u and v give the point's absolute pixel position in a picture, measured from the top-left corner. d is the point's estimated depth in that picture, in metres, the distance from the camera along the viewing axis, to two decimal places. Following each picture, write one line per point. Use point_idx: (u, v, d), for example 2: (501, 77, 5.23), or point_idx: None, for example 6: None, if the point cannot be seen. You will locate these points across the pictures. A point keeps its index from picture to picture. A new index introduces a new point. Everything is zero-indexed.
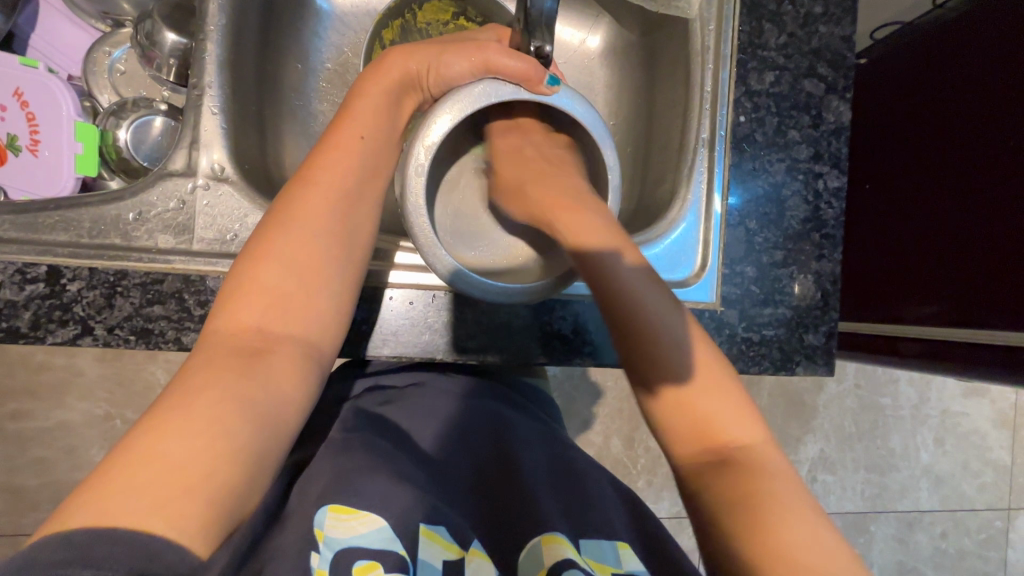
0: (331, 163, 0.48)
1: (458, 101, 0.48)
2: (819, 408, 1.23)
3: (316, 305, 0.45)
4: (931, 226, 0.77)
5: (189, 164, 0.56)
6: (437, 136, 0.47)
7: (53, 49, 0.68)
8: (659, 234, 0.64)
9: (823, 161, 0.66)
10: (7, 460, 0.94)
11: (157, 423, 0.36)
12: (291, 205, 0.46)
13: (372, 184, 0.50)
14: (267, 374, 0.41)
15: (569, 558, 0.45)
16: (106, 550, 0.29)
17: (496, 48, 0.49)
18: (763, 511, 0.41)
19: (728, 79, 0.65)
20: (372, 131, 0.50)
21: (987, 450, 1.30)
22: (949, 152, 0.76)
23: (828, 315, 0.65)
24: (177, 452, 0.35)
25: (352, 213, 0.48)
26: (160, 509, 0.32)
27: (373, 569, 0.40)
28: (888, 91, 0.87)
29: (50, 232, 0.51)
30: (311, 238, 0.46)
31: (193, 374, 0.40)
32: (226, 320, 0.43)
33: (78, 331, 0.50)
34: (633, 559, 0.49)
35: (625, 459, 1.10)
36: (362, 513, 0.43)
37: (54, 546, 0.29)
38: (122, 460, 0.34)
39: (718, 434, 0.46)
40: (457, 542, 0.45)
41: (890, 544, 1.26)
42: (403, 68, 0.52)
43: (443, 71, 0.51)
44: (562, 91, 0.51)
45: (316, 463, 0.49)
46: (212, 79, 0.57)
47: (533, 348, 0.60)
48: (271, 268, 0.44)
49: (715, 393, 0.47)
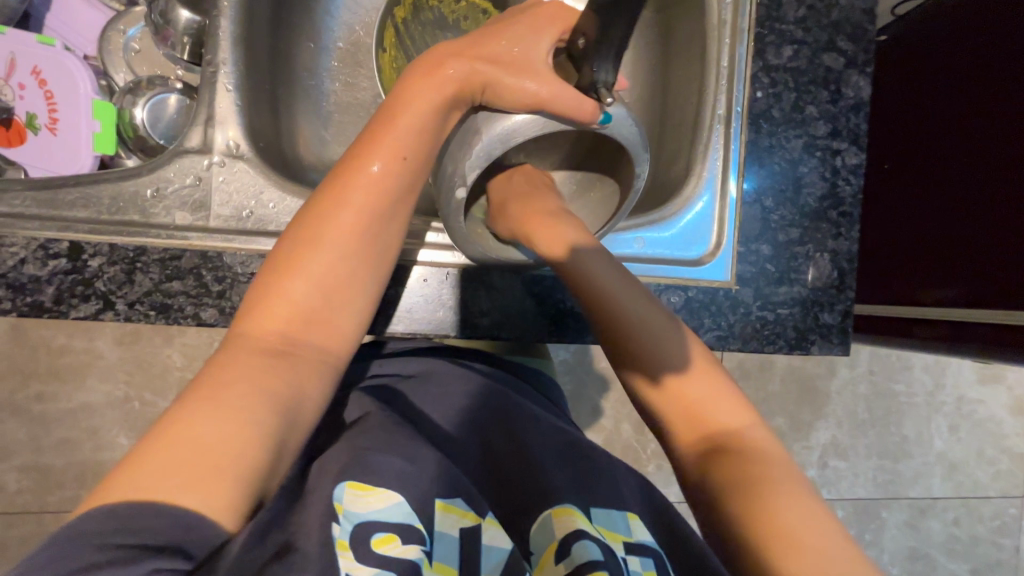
0: (361, 174, 0.45)
1: (508, 137, 0.49)
2: (831, 394, 1.22)
3: (341, 315, 0.44)
4: (950, 211, 0.75)
5: (205, 141, 0.56)
6: (478, 168, 0.49)
7: (68, 30, 0.69)
8: (675, 211, 0.64)
9: (841, 137, 0.65)
10: (31, 441, 0.96)
11: (184, 411, 0.37)
12: (320, 213, 0.44)
13: (408, 201, 0.47)
14: (289, 377, 0.40)
15: (579, 529, 0.45)
16: (149, 522, 0.32)
17: (562, 90, 0.46)
18: (762, 491, 0.42)
19: (745, 54, 0.64)
20: (416, 146, 0.47)
21: (1002, 438, 1.29)
22: (971, 144, 0.74)
23: (844, 294, 0.64)
24: (207, 436, 0.35)
25: (384, 230, 0.46)
26: (194, 485, 0.34)
27: (391, 541, 0.40)
28: (912, 62, 0.84)
29: (71, 209, 0.52)
30: (341, 242, 0.44)
31: (218, 371, 0.39)
32: (253, 321, 0.42)
33: (100, 306, 0.50)
34: (644, 530, 0.49)
35: (635, 444, 1.10)
36: (380, 488, 0.42)
37: (102, 517, 0.32)
38: (152, 443, 0.35)
39: (708, 418, 0.47)
40: (473, 511, 0.45)
41: (902, 531, 1.25)
42: (460, 81, 0.47)
43: (500, 92, 0.47)
44: (615, 125, 0.49)
45: (337, 440, 0.47)
46: (226, 56, 0.57)
47: (547, 325, 0.60)
48: (297, 270, 0.43)
49: (703, 384, 0.49)
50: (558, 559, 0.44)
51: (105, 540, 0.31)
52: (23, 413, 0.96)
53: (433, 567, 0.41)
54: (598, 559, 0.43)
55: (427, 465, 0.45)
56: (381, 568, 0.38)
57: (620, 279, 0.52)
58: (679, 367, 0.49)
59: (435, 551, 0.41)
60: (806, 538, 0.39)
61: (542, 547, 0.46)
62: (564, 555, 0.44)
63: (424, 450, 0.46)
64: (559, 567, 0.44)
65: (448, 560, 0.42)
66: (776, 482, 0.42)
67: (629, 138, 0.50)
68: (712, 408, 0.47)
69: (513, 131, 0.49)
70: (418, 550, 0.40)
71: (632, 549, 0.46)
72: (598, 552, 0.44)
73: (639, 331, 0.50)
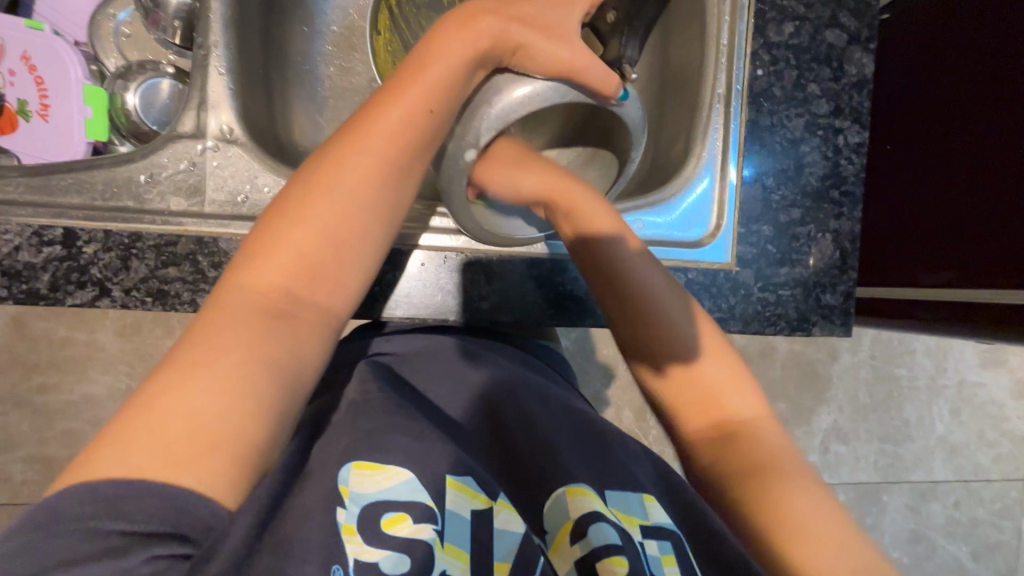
0: (381, 127, 0.44)
1: (528, 103, 0.49)
2: (833, 378, 1.22)
3: (343, 277, 0.43)
4: (946, 193, 0.74)
5: (198, 126, 0.56)
6: (494, 130, 0.49)
7: (57, 15, 0.68)
8: (674, 193, 0.63)
9: (843, 115, 0.64)
10: (35, 432, 0.96)
11: (179, 377, 0.35)
12: (331, 165, 0.43)
13: (420, 160, 0.46)
14: (288, 339, 0.39)
15: (597, 511, 0.45)
16: (137, 504, 0.31)
17: (590, 61, 0.48)
18: (774, 480, 0.45)
19: (746, 31, 0.63)
20: (440, 104, 0.46)
21: (1003, 421, 1.29)
22: (972, 122, 0.71)
23: (845, 276, 0.63)
24: (202, 407, 0.35)
25: (395, 189, 0.45)
26: (190, 462, 0.33)
27: (402, 521, 0.40)
28: (915, 32, 0.80)
29: (64, 195, 0.52)
30: (347, 202, 0.43)
31: (215, 331, 0.38)
32: (250, 277, 0.40)
33: (96, 293, 0.50)
34: (661, 511, 0.48)
35: (636, 430, 1.10)
36: (388, 467, 0.42)
37: (82, 498, 0.31)
38: (141, 414, 0.34)
39: (720, 407, 0.50)
40: (484, 492, 0.44)
41: (902, 514, 1.25)
42: (494, 37, 0.47)
43: (526, 59, 0.48)
44: (630, 105, 0.51)
45: (333, 419, 0.47)
46: (217, 38, 0.56)
47: (545, 309, 0.59)
48: (302, 226, 0.41)
49: (719, 368, 0.51)
50: (574, 540, 0.45)
51: (82, 526, 0.30)
52: (26, 404, 0.96)
53: (445, 548, 0.40)
54: (615, 543, 0.44)
55: (433, 444, 0.44)
56: (392, 550, 0.38)
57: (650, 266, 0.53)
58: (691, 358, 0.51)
59: (446, 530, 0.41)
60: (808, 526, 0.43)
61: (557, 526, 0.46)
62: (580, 535, 0.44)
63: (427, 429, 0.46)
64: (575, 547, 0.44)
65: (460, 542, 0.41)
66: (787, 472, 0.46)
67: (636, 118, 0.52)
68: (726, 394, 0.50)
69: (534, 96, 0.49)
70: (430, 530, 0.40)
71: (649, 533, 0.46)
72: (616, 536, 0.44)
73: (666, 314, 0.52)
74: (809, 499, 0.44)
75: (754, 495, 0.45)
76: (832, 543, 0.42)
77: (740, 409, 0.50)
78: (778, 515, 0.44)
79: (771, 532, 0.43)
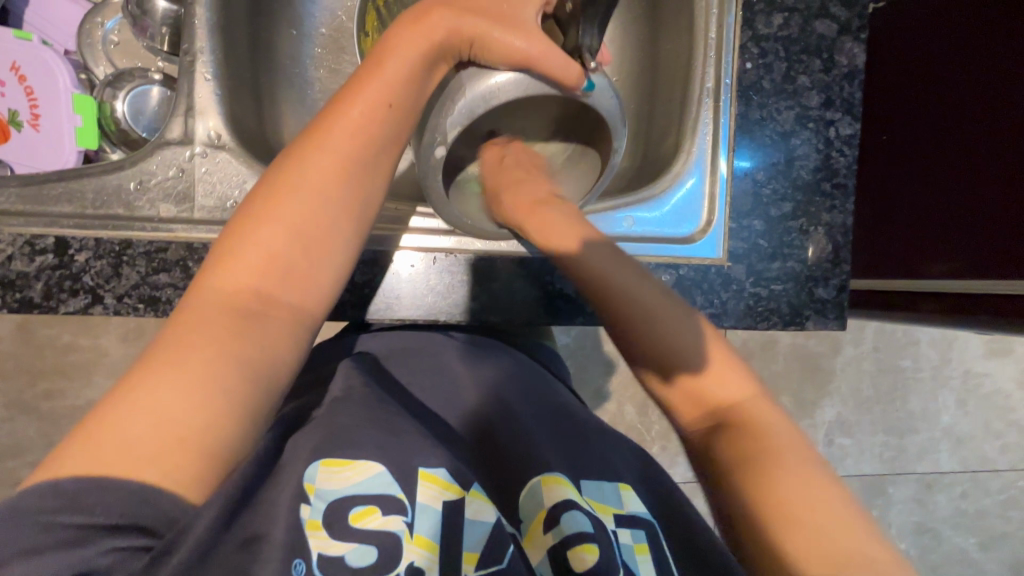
0: (347, 124, 0.45)
1: (494, 96, 0.48)
2: (835, 371, 1.22)
3: (315, 274, 0.43)
4: (936, 185, 0.73)
5: (185, 132, 0.56)
6: (459, 126, 0.48)
7: (48, 25, 0.69)
8: (665, 189, 0.63)
9: (835, 107, 0.64)
10: (42, 437, 0.97)
11: (144, 376, 0.36)
12: (297, 163, 0.43)
13: (387, 151, 0.46)
14: (259, 338, 0.39)
15: (570, 500, 0.45)
16: (98, 497, 0.32)
17: (549, 50, 0.46)
18: (766, 462, 0.40)
19: (734, 24, 0.62)
20: (401, 98, 0.46)
21: (1009, 411, 1.27)
22: (965, 112, 0.70)
23: (839, 269, 0.63)
24: (164, 404, 0.35)
25: (364, 182, 0.45)
26: (152, 457, 0.34)
27: (371, 514, 0.40)
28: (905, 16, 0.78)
29: (56, 204, 0.52)
30: (317, 200, 0.43)
31: (183, 331, 0.38)
32: (220, 279, 0.40)
33: (89, 300, 0.51)
34: (636, 500, 0.49)
35: (637, 426, 1.10)
36: (357, 461, 0.42)
37: (45, 492, 0.32)
38: (107, 410, 0.35)
39: (712, 396, 0.45)
40: (456, 483, 0.44)
41: (908, 506, 1.25)
42: (450, 29, 0.47)
43: (485, 51, 0.47)
44: (598, 95, 0.50)
45: (315, 415, 0.47)
46: (203, 45, 0.57)
47: (537, 309, 0.59)
48: (271, 225, 0.41)
49: (709, 355, 0.47)
50: (547, 529, 0.44)
51: (45, 519, 0.31)
52: (33, 410, 0.97)
53: (414, 540, 0.40)
54: (589, 531, 0.43)
55: (411, 440, 0.45)
56: (361, 541, 0.39)
57: (629, 269, 0.51)
58: (675, 355, 0.47)
59: (416, 522, 0.41)
60: (806, 512, 0.37)
61: (531, 517, 0.45)
62: (553, 523, 0.44)
63: (407, 426, 0.46)
64: (548, 537, 0.44)
65: (429, 533, 0.41)
66: (787, 451, 0.41)
67: (609, 110, 0.51)
68: (711, 375, 0.46)
69: (500, 89, 0.48)
70: (399, 521, 0.41)
71: (624, 523, 0.46)
72: (590, 525, 0.44)
73: (653, 312, 0.48)
74: (805, 486, 0.39)
75: (739, 474, 0.40)
76: (831, 531, 0.36)
77: (731, 396, 0.45)
78: (769, 500, 0.38)
79: (762, 515, 0.38)
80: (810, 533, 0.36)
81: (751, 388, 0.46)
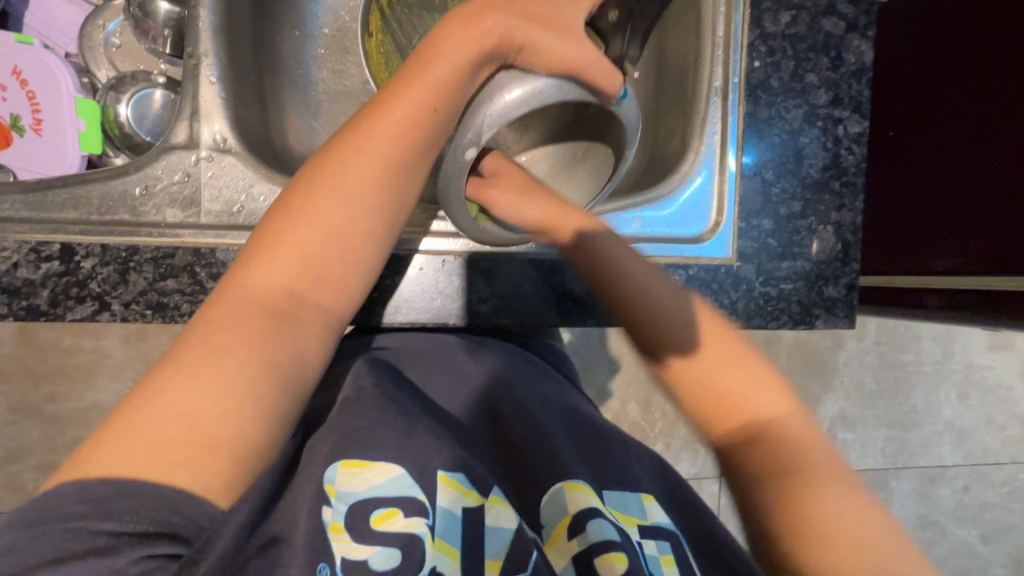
0: (388, 127, 0.44)
1: (530, 100, 0.46)
2: (839, 366, 1.22)
3: (346, 278, 0.42)
4: (943, 181, 0.73)
5: (191, 136, 0.55)
6: (496, 128, 0.46)
7: (49, 28, 0.68)
8: (673, 189, 0.63)
9: (843, 105, 0.63)
10: (46, 440, 0.97)
11: (177, 377, 0.35)
12: (335, 164, 0.43)
13: (425, 158, 0.46)
14: (291, 342, 0.39)
15: (594, 507, 0.45)
16: (127, 504, 0.31)
17: (596, 60, 0.47)
18: (801, 477, 0.41)
19: (742, 22, 0.62)
20: (446, 103, 0.45)
21: (1012, 404, 1.28)
22: (973, 108, 0.70)
23: (847, 267, 0.63)
24: (198, 409, 0.34)
25: (398, 187, 0.45)
26: (185, 464, 0.33)
27: (392, 517, 0.40)
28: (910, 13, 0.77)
29: (61, 210, 0.52)
30: (352, 202, 0.42)
31: (215, 330, 0.37)
32: (253, 278, 0.40)
33: (96, 307, 0.50)
34: (659, 511, 0.49)
35: (643, 423, 1.10)
36: (377, 463, 0.42)
37: (73, 496, 0.31)
38: (138, 411, 0.34)
39: (747, 407, 0.44)
40: (476, 489, 0.44)
41: (912, 500, 1.25)
42: (501, 36, 0.46)
43: (533, 56, 0.47)
44: (628, 104, 0.51)
45: (328, 418, 0.47)
46: (207, 47, 0.56)
47: (546, 310, 0.59)
48: (306, 226, 0.41)
49: (736, 362, 0.46)
50: (571, 536, 0.44)
51: (70, 526, 0.31)
52: (36, 414, 0.96)
53: (436, 543, 0.40)
54: (615, 539, 0.44)
55: (425, 440, 0.44)
56: (382, 544, 0.39)
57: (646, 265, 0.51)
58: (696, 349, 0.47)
59: (437, 525, 0.41)
60: (836, 526, 0.39)
61: (554, 523, 0.46)
62: (577, 531, 0.44)
63: (419, 424, 0.46)
64: (573, 543, 0.44)
65: (451, 539, 0.41)
66: (822, 470, 0.42)
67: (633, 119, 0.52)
68: (745, 386, 0.45)
69: (539, 92, 0.47)
70: (421, 524, 0.40)
71: (648, 533, 0.46)
72: (614, 534, 0.44)
73: (679, 316, 0.48)
74: (836, 502, 0.40)
75: (778, 493, 0.41)
76: (860, 547, 0.38)
77: (769, 409, 0.44)
78: (809, 515, 0.39)
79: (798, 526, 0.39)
80: (843, 545, 0.38)
81: (785, 402, 0.45)
